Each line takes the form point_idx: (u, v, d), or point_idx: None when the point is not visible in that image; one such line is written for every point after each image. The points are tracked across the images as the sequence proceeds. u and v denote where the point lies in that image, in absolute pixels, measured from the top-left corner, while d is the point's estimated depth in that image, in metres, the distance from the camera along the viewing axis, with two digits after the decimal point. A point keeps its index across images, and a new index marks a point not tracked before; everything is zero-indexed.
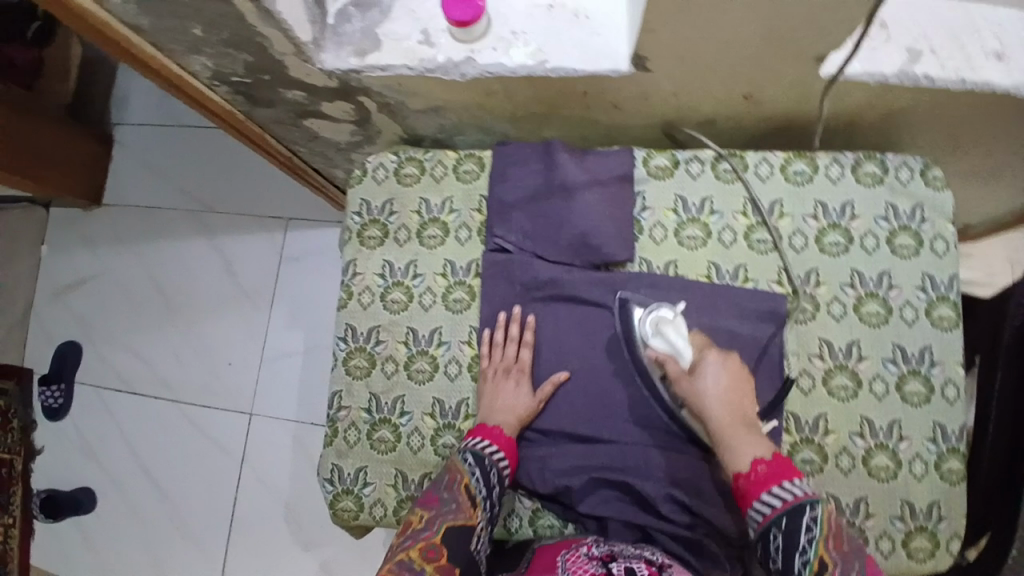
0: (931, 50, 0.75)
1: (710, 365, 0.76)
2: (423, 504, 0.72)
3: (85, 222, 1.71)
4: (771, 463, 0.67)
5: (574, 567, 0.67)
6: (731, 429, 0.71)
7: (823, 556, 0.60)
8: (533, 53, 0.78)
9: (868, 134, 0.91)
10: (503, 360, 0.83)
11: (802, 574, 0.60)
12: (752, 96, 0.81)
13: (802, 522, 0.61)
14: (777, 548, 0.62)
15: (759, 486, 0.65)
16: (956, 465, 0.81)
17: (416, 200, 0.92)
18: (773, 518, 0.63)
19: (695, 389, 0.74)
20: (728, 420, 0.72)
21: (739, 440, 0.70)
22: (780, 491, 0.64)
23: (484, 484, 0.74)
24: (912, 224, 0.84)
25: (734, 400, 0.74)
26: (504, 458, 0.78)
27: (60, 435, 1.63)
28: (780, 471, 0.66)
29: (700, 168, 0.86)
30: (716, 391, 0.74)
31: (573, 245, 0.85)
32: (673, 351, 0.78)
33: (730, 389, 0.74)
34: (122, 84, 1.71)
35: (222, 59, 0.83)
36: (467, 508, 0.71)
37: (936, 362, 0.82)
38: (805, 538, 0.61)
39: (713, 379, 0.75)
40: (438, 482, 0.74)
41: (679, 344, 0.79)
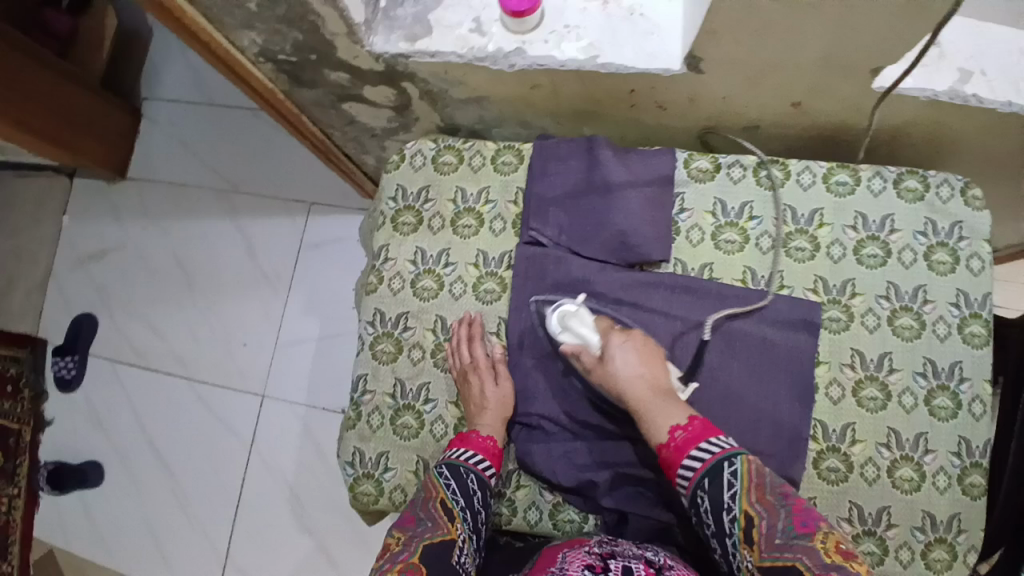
0: (983, 71, 0.76)
1: (615, 345, 0.79)
2: (400, 525, 0.73)
3: (108, 195, 1.71)
4: (687, 428, 0.70)
5: (572, 561, 0.68)
6: (649, 402, 0.74)
7: (747, 510, 0.63)
8: (584, 48, 0.78)
9: (908, 149, 0.92)
10: (462, 361, 0.85)
11: (733, 532, 0.63)
12: (802, 105, 0.81)
13: (722, 479, 0.65)
14: (706, 509, 0.65)
15: (681, 453, 0.69)
16: (979, 479, 0.81)
17: (452, 189, 0.92)
18: (695, 481, 0.66)
19: (607, 371, 0.77)
20: (646, 394, 0.75)
21: (654, 411, 0.73)
22: (699, 452, 0.68)
23: (462, 496, 0.75)
24: (950, 240, 0.84)
25: (648, 375, 0.76)
26: (489, 465, 0.80)
27: (70, 405, 1.63)
28: (698, 434, 0.69)
29: (742, 173, 0.86)
30: (627, 370, 0.76)
31: (609, 242, 0.85)
32: (583, 342, 0.81)
33: (640, 365, 0.77)
34: (154, 60, 1.72)
35: (272, 36, 0.83)
36: (444, 523, 0.72)
37: (966, 378, 0.82)
38: (727, 495, 0.64)
39: (622, 359, 0.77)
40: (414, 501, 0.75)
41: (588, 334, 0.81)
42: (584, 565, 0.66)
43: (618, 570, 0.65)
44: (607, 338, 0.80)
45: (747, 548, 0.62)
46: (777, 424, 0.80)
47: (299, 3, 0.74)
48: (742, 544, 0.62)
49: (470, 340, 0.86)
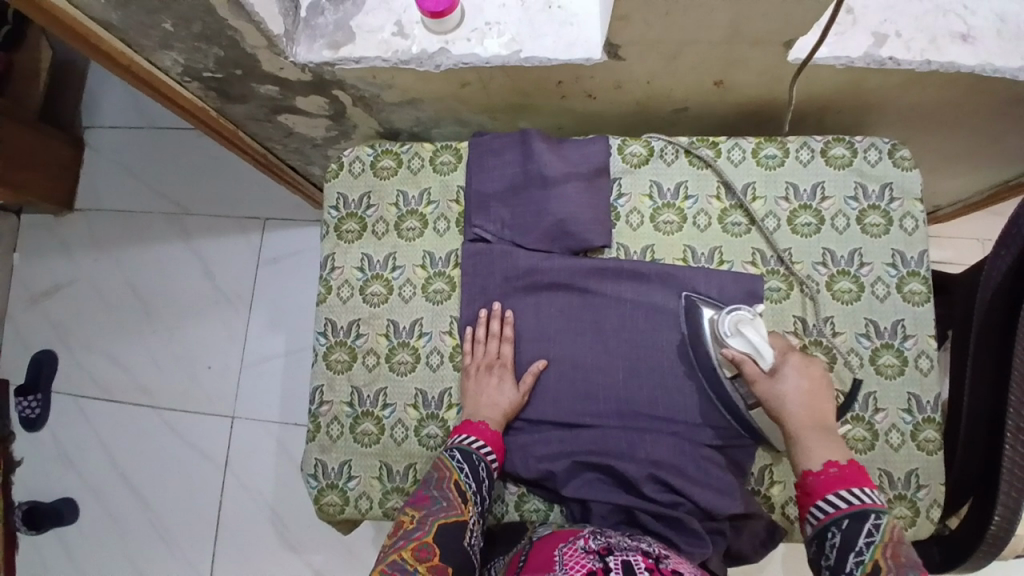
0: (897, 33, 0.78)
1: (792, 366, 0.72)
2: (414, 503, 0.72)
3: (57, 228, 1.68)
4: (843, 469, 0.66)
5: (570, 562, 0.65)
6: (810, 433, 0.69)
7: (878, 560, 0.60)
8: (506, 43, 0.79)
9: (838, 116, 0.94)
10: (486, 355, 0.83)
11: (855, 574, 0.61)
12: (724, 82, 0.82)
13: (863, 526, 0.62)
14: (833, 545, 0.63)
15: (829, 487, 0.65)
16: (933, 434, 0.83)
17: (393, 192, 0.92)
18: (833, 517, 0.64)
19: (775, 392, 0.71)
20: (805, 424, 0.69)
21: (815, 442, 0.68)
22: (843, 495, 0.64)
23: (474, 480, 0.74)
24: (882, 203, 0.86)
25: (814, 404, 0.70)
26: (493, 454, 0.78)
27: (37, 445, 1.60)
28: (851, 478, 0.65)
29: (674, 154, 0.87)
30: (799, 396, 0.70)
31: (551, 232, 0.86)
32: (754, 352, 0.73)
33: (811, 392, 0.71)
34: (92, 88, 1.68)
35: (193, 54, 0.82)
36: (458, 505, 0.71)
37: (908, 336, 0.84)
38: (863, 540, 0.61)
39: (795, 384, 0.71)
40: (427, 480, 0.74)
41: (761, 344, 0.73)
42: (584, 570, 0.63)
43: (618, 569, 0.62)
44: (787, 357, 0.73)
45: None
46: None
47: (213, 19, 0.73)
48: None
49: (499, 337, 0.84)
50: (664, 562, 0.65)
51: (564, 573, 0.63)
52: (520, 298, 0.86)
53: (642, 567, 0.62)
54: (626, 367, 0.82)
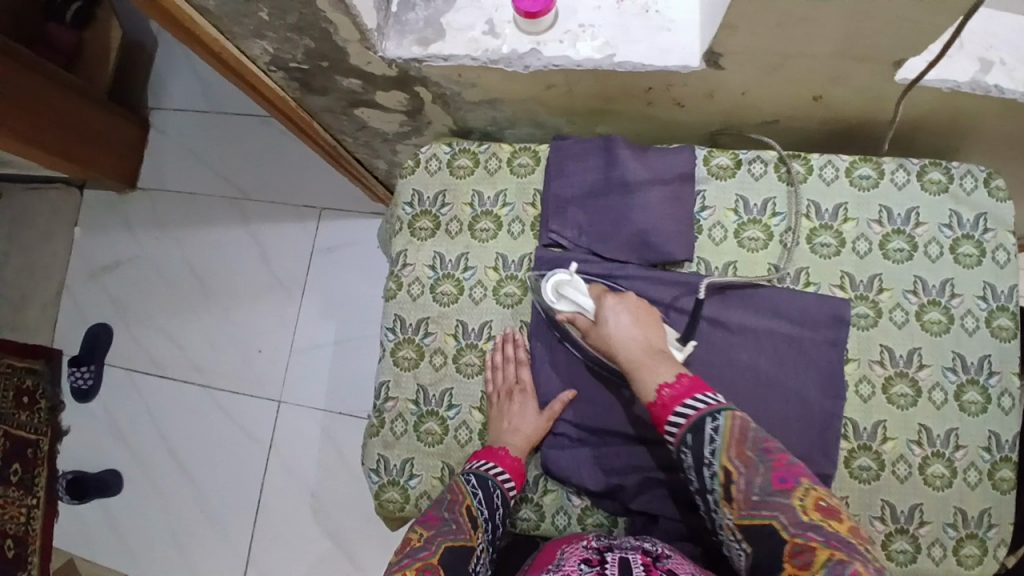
0: (1000, 61, 0.75)
1: (609, 306, 0.76)
2: (423, 522, 0.73)
3: (119, 205, 1.71)
4: (676, 386, 0.69)
5: (570, 556, 0.70)
6: (641, 359, 0.72)
7: (726, 465, 0.65)
8: (599, 47, 0.77)
9: (930, 140, 0.90)
10: (506, 381, 0.84)
11: (715, 488, 0.65)
12: (823, 97, 0.80)
13: (704, 434, 0.66)
14: (691, 464, 0.67)
15: (667, 409, 0.68)
16: (1008, 474, 0.80)
17: (469, 192, 0.91)
18: (679, 438, 0.67)
19: (602, 333, 0.76)
20: (634, 355, 0.73)
21: (647, 369, 0.72)
22: (685, 408, 0.68)
23: (487, 507, 0.76)
24: (976, 232, 0.82)
25: (640, 335, 0.75)
26: (512, 482, 0.79)
27: (89, 416, 1.64)
28: (687, 390, 0.69)
29: (763, 169, 0.84)
30: (621, 332, 0.74)
31: (631, 242, 0.84)
32: (578, 307, 0.79)
33: (635, 328, 0.75)
34: (160, 70, 1.72)
35: (283, 44, 0.83)
36: (467, 529, 0.73)
37: (994, 372, 0.81)
38: (708, 451, 0.65)
39: (614, 319, 0.75)
40: (440, 501, 0.76)
41: (582, 300, 0.79)
42: (581, 560, 0.68)
43: (614, 563, 0.66)
44: (604, 299, 0.78)
45: (727, 505, 0.65)
46: (808, 422, 0.79)
47: (310, 10, 0.73)
48: (722, 500, 0.65)
49: (516, 362, 0.85)
50: (663, 561, 0.67)
51: (562, 564, 0.68)
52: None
53: (638, 564, 0.65)
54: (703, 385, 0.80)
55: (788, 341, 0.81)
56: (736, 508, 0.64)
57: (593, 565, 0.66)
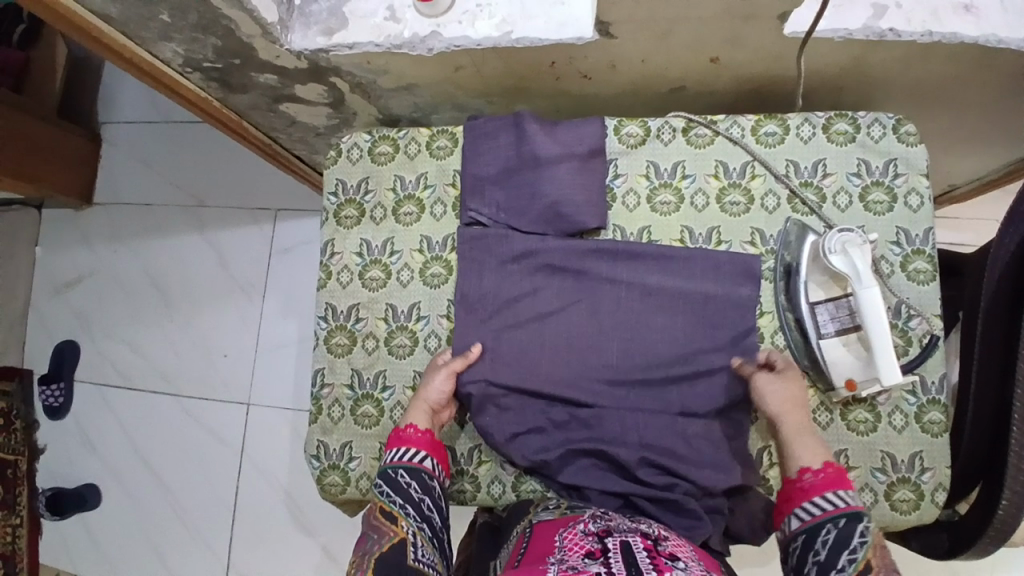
0: (896, 4, 0.75)
1: (775, 376, 0.78)
2: (353, 549, 0.71)
3: (77, 222, 1.72)
4: (818, 475, 0.71)
5: (570, 545, 0.66)
6: (797, 441, 0.74)
7: (869, 558, 0.64)
8: (497, 24, 0.78)
9: (842, 93, 0.92)
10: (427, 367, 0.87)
11: (847, 568, 0.63)
12: (720, 59, 0.81)
13: (856, 527, 0.65)
14: (825, 542, 0.66)
15: (817, 491, 0.69)
16: (938, 416, 0.82)
17: (390, 178, 0.92)
18: (828, 517, 0.67)
19: (760, 398, 0.78)
20: (792, 425, 0.76)
21: (801, 453, 0.73)
22: (825, 500, 0.68)
23: (398, 497, 0.73)
24: (886, 179, 0.84)
25: (796, 413, 0.76)
26: (421, 453, 0.78)
27: (62, 432, 1.65)
28: (830, 483, 0.70)
29: (671, 134, 0.87)
30: (774, 403, 0.77)
31: (545, 215, 0.86)
32: (852, 273, 0.75)
33: (787, 402, 0.77)
34: (107, 84, 1.72)
35: (192, 45, 0.84)
36: (388, 528, 0.70)
37: (914, 315, 0.82)
38: (857, 539, 0.65)
39: (777, 392, 0.77)
40: (361, 522, 0.74)
41: (861, 268, 0.75)
42: (583, 552, 0.64)
43: (617, 551, 0.63)
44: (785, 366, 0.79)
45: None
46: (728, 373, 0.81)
47: (208, 8, 0.74)
48: None
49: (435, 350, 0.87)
50: (663, 544, 0.66)
51: (563, 557, 0.64)
52: (518, 280, 0.86)
53: (640, 548, 0.64)
54: (624, 347, 0.83)
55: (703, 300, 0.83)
56: None
57: (596, 557, 0.62)
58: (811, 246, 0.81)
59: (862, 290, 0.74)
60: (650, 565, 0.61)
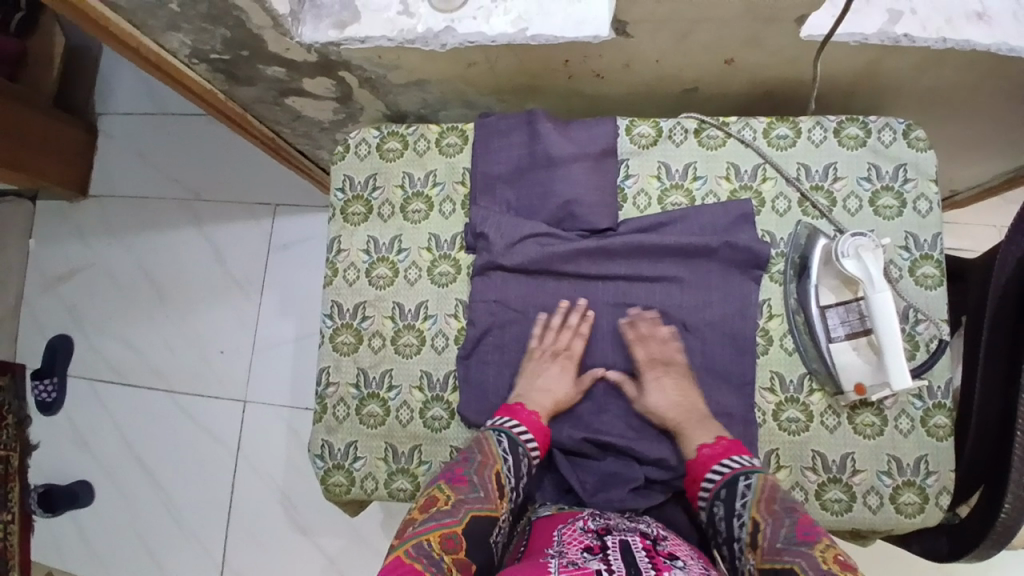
0: (911, 11, 0.76)
1: (650, 378, 0.79)
2: (451, 483, 0.70)
3: (71, 215, 1.70)
4: (713, 447, 0.74)
5: (569, 540, 0.66)
6: (688, 424, 0.77)
7: (754, 517, 0.67)
8: (513, 20, 0.78)
9: (852, 99, 0.92)
10: (555, 343, 0.82)
11: (741, 537, 0.67)
12: (734, 61, 0.81)
13: (736, 489, 0.69)
14: (720, 516, 0.70)
15: (704, 467, 0.73)
16: (944, 420, 0.82)
17: (399, 175, 0.91)
18: (715, 490, 0.71)
19: (643, 401, 0.79)
20: (684, 421, 0.77)
21: (690, 433, 0.77)
22: (720, 467, 0.72)
23: (513, 475, 0.74)
24: (895, 183, 0.84)
25: (683, 404, 0.78)
26: (535, 444, 0.77)
27: (54, 427, 1.63)
28: (721, 453, 0.73)
29: (684, 135, 0.87)
30: (661, 402, 0.78)
31: (557, 214, 0.85)
32: (863, 274, 0.76)
33: (678, 396, 0.78)
34: (104, 75, 1.70)
35: (200, 35, 0.83)
36: (495, 498, 0.70)
37: (920, 320, 0.82)
38: (739, 503, 0.68)
39: (657, 396, 0.78)
40: (469, 459, 0.73)
41: (870, 271, 0.76)
42: (582, 547, 0.64)
43: (616, 547, 0.63)
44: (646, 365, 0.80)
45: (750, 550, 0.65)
46: (744, 363, 0.81)
47: None
48: (748, 547, 0.66)
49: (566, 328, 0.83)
50: (661, 543, 0.66)
51: (562, 552, 0.64)
52: (542, 279, 0.85)
53: (639, 546, 0.64)
54: (643, 336, 0.82)
55: (704, 257, 0.83)
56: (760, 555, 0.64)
57: (596, 552, 0.62)
58: (822, 249, 0.80)
59: (874, 294, 0.75)
60: (648, 562, 0.61)
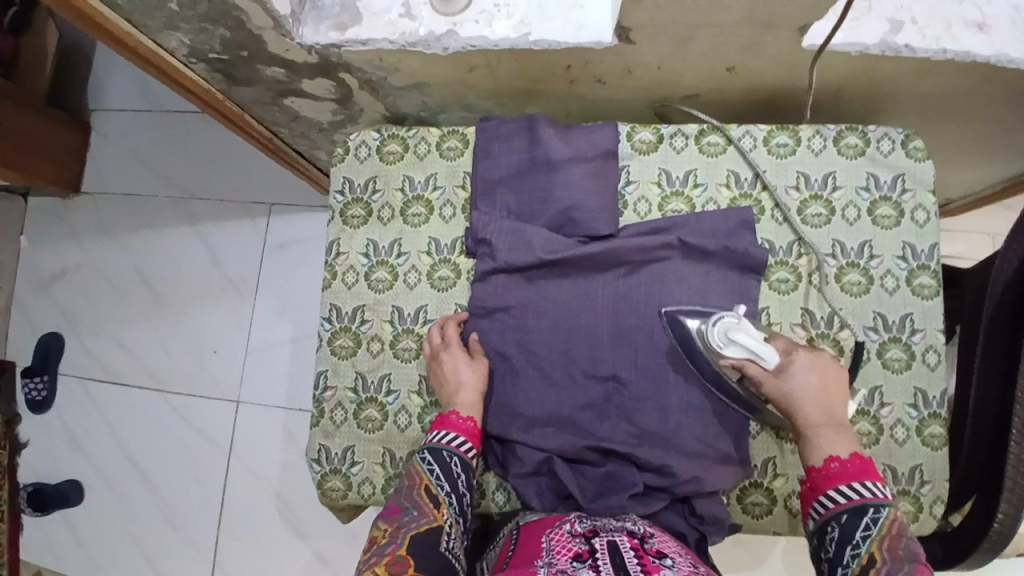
0: (911, 20, 0.76)
1: (801, 364, 0.73)
2: (386, 517, 0.71)
3: (64, 212, 1.68)
4: (846, 463, 0.68)
5: (558, 547, 0.66)
6: (818, 427, 0.70)
7: (874, 552, 0.63)
8: (515, 25, 0.77)
9: (852, 106, 0.92)
10: (439, 344, 0.83)
11: (850, 565, 0.63)
12: (736, 68, 0.82)
13: (862, 520, 0.64)
14: (832, 539, 0.65)
15: (830, 483, 0.67)
16: (939, 430, 0.82)
17: (400, 178, 0.91)
18: (833, 512, 0.66)
19: (785, 389, 0.73)
20: (812, 420, 0.71)
21: (822, 437, 0.70)
22: (850, 488, 0.66)
23: (446, 481, 0.74)
24: (893, 194, 0.85)
25: (827, 397, 0.72)
26: (470, 445, 0.77)
27: (45, 427, 1.61)
28: (857, 473, 0.67)
29: (684, 142, 0.87)
30: (807, 392, 0.72)
31: (559, 220, 0.85)
32: (753, 356, 0.75)
33: (822, 390, 0.72)
34: (98, 71, 1.68)
35: (199, 36, 0.82)
36: (431, 511, 0.71)
37: (917, 330, 0.83)
38: (859, 533, 0.64)
39: (803, 380, 0.73)
40: (398, 489, 0.74)
41: (756, 347, 0.75)
42: (571, 555, 0.64)
43: (605, 551, 0.63)
44: (796, 354, 0.74)
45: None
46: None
47: None
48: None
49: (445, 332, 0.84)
50: (649, 542, 0.67)
51: (551, 560, 0.64)
52: (541, 286, 0.84)
53: (627, 548, 0.64)
54: (644, 343, 0.81)
55: (705, 266, 0.83)
56: None
57: (585, 560, 0.62)
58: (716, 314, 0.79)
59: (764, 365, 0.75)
60: (637, 564, 0.61)
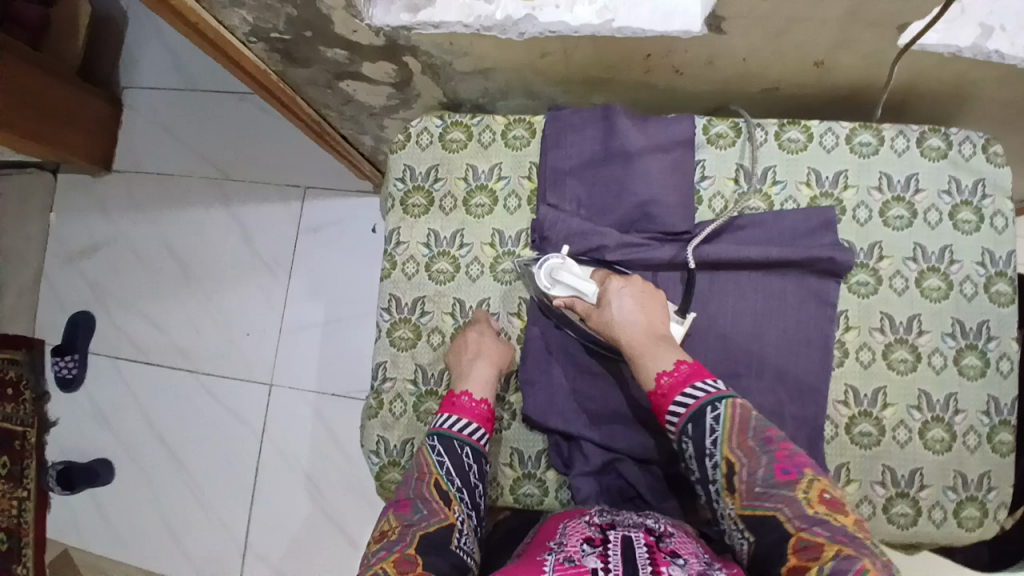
0: (1002, 27, 0.72)
1: (614, 292, 0.76)
2: (395, 511, 0.68)
3: (93, 188, 1.66)
4: (676, 373, 0.68)
5: (571, 532, 0.65)
6: (641, 347, 0.71)
7: (728, 456, 0.62)
8: (598, 11, 0.74)
9: (930, 106, 0.89)
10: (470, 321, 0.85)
11: (717, 480, 0.63)
12: (824, 63, 0.78)
13: (705, 424, 0.64)
14: (691, 456, 0.65)
15: (670, 396, 0.67)
16: (1008, 437, 0.80)
17: (463, 166, 0.88)
18: (680, 427, 0.65)
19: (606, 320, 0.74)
20: (637, 342, 0.72)
21: (648, 353, 0.71)
22: (685, 395, 0.66)
23: (457, 477, 0.70)
24: (974, 199, 0.82)
25: (646, 319, 0.74)
26: (482, 432, 0.75)
27: (74, 404, 1.60)
28: (689, 377, 0.67)
29: (764, 138, 0.83)
30: (623, 317, 0.73)
31: (632, 215, 0.83)
32: (576, 294, 0.78)
33: (638, 310, 0.74)
34: (130, 46, 1.64)
35: (264, 13, 0.78)
36: (440, 509, 0.67)
37: (993, 337, 0.81)
38: (709, 443, 0.63)
39: (620, 308, 0.74)
40: (407, 481, 0.71)
41: (580, 284, 0.78)
42: (583, 539, 0.63)
43: (617, 542, 0.61)
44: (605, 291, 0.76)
45: (729, 496, 0.62)
46: (821, 375, 0.79)
47: None
48: (726, 491, 0.62)
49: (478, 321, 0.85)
50: (665, 541, 0.63)
51: (562, 543, 0.63)
52: None
53: (641, 542, 0.61)
54: (716, 347, 0.80)
55: (780, 270, 0.81)
56: (738, 499, 0.61)
57: (596, 546, 0.61)
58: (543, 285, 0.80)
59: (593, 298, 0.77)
60: (647, 559, 0.58)
